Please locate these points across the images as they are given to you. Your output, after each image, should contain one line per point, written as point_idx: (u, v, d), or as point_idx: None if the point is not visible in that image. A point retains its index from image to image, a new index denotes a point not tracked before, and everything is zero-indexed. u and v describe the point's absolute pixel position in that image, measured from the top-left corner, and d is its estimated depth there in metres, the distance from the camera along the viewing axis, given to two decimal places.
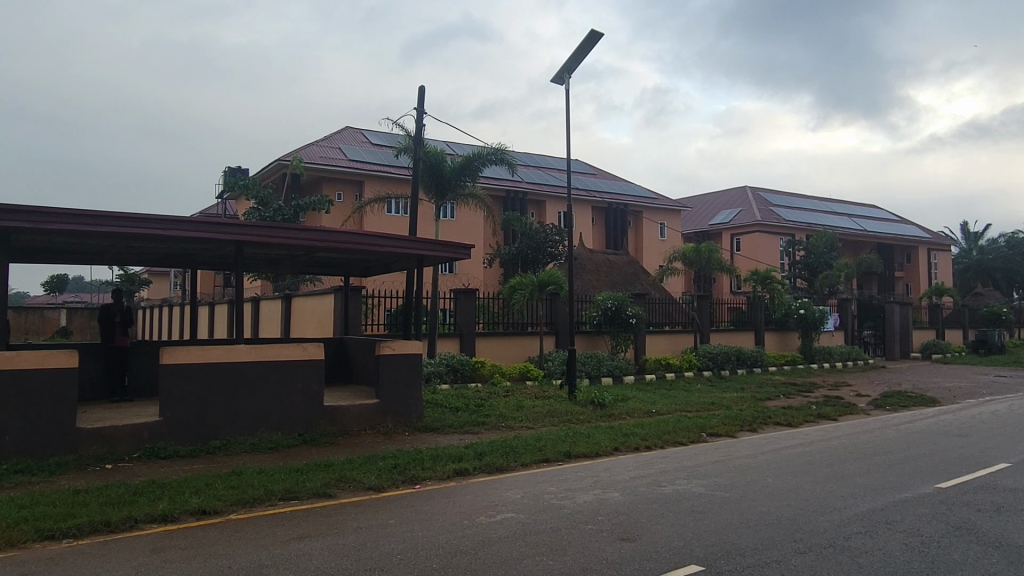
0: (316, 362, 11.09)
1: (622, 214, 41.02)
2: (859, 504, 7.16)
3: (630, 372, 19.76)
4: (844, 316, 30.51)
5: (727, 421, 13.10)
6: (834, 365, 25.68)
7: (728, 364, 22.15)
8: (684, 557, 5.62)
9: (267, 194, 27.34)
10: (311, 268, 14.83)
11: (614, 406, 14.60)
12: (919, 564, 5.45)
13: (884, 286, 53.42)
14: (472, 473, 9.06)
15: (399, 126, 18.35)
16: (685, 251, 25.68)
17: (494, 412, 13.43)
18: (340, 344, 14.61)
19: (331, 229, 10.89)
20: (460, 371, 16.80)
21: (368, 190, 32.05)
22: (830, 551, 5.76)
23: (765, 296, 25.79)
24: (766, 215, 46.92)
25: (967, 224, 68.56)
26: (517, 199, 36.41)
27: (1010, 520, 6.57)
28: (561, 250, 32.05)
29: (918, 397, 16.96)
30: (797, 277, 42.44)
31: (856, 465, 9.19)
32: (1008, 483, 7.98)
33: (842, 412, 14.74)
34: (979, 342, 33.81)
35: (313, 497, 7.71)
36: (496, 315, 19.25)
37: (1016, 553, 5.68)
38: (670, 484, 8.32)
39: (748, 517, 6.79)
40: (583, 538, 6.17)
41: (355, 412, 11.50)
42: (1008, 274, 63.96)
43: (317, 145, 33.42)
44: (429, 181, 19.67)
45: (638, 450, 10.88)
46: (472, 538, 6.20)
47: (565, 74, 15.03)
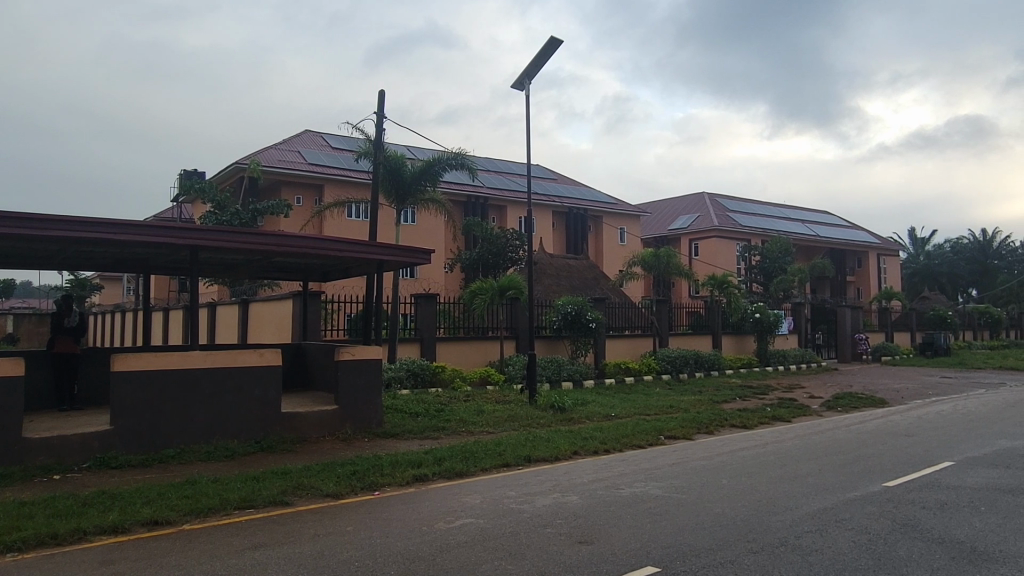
0: (274, 368, 10.94)
1: (582, 219, 41.41)
2: (810, 503, 7.34)
3: (590, 377, 19.84)
4: (798, 320, 31.22)
5: (684, 424, 13.32)
6: (788, 367, 26.36)
7: (686, 367, 22.50)
8: (641, 559, 5.72)
9: (224, 198, 26.91)
10: (268, 273, 14.62)
11: (574, 410, 14.70)
12: (866, 561, 5.61)
13: (836, 290, 54.89)
14: (432, 478, 9.05)
15: (359, 130, 18.30)
16: (643, 255, 25.91)
17: (454, 417, 13.40)
18: (298, 350, 14.44)
19: (288, 233, 10.75)
20: (420, 375, 16.77)
21: (328, 194, 31.73)
22: (782, 550, 5.90)
23: (722, 300, 26.20)
24: (724, 220, 47.80)
25: (913, 230, 70.97)
26: (478, 204, 36.61)
27: (952, 516, 6.82)
28: (521, 255, 32.32)
29: (869, 398, 17.43)
30: (754, 281, 43.25)
31: (809, 465, 9.43)
32: (952, 480, 8.30)
33: (796, 413, 15.15)
34: (926, 344, 34.94)
35: (270, 505, 7.61)
36: (457, 320, 19.28)
37: (957, 549, 5.90)
38: (629, 486, 8.47)
39: (704, 518, 6.92)
40: (541, 542, 6.21)
41: (314, 418, 11.37)
42: (953, 279, 66.36)
43: (275, 148, 32.99)
44: (389, 185, 19.50)
45: (598, 454, 10.97)
46: (431, 544, 6.18)
47: (525, 80, 15.12)
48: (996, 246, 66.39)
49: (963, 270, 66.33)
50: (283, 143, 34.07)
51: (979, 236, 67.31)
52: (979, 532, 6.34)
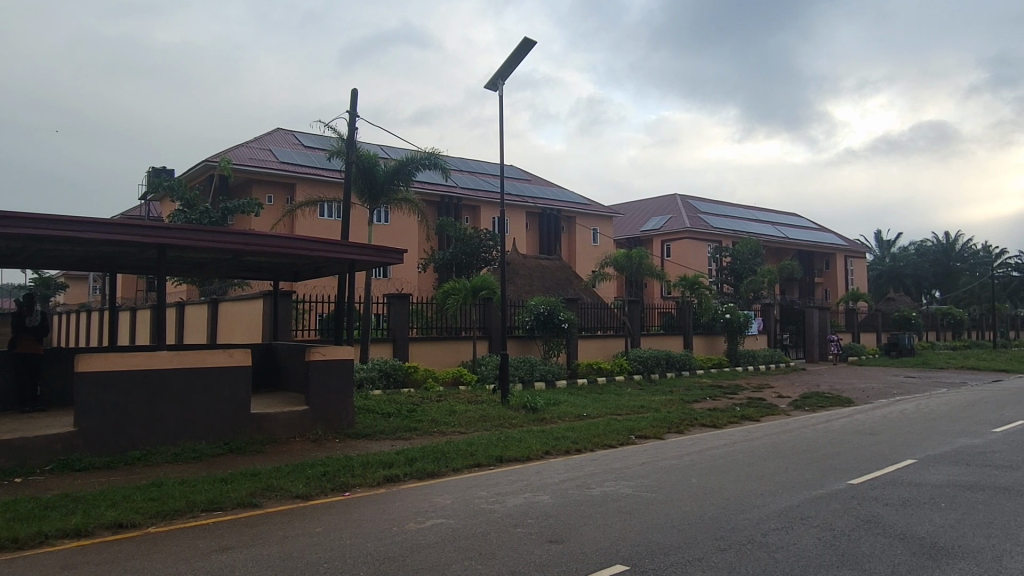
0: (244, 368, 10.82)
1: (556, 220, 41.54)
2: (777, 501, 7.46)
3: (562, 377, 19.91)
4: (767, 320, 31.63)
5: (655, 423, 13.43)
6: (758, 368, 26.67)
7: (657, 367, 22.69)
8: (611, 558, 5.75)
9: (193, 196, 26.53)
10: (238, 272, 14.45)
11: (546, 410, 14.74)
12: (831, 558, 5.71)
13: (804, 292, 55.71)
14: (403, 478, 9.02)
15: (332, 128, 18.19)
16: (616, 256, 26.06)
17: (425, 418, 13.36)
18: (268, 350, 14.29)
19: (259, 232, 10.64)
20: (393, 376, 16.70)
21: (300, 193, 31.45)
22: (749, 548, 5.97)
23: (692, 301, 26.45)
24: (695, 222, 48.27)
25: (879, 233, 72.27)
26: (451, 204, 36.53)
27: (914, 513, 6.97)
28: (494, 255, 32.32)
29: (835, 397, 17.70)
30: (724, 283, 43.69)
31: (776, 464, 9.56)
32: (914, 478, 8.49)
33: (765, 412, 15.36)
34: (891, 344, 35.62)
35: (238, 507, 7.52)
36: (430, 320, 19.24)
37: (918, 545, 6.03)
38: (600, 485, 8.53)
39: (673, 517, 6.97)
40: (512, 541, 6.23)
41: (284, 419, 11.27)
42: (917, 280, 67.73)
43: (246, 146, 32.59)
44: (362, 184, 19.37)
45: (569, 453, 11.03)
46: (402, 544, 6.18)
47: (499, 81, 15.14)
48: (959, 249, 67.88)
49: (927, 272, 67.72)
50: (254, 141, 33.65)
51: (942, 239, 68.88)
52: (940, 528, 6.48)
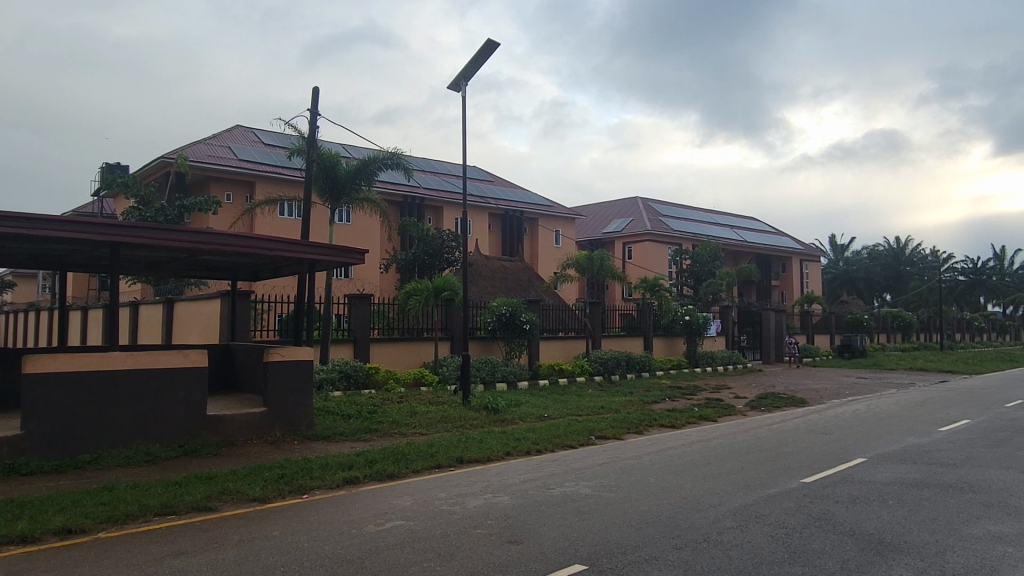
0: (199, 369, 10.62)
1: (518, 222, 41.64)
2: (732, 500, 7.60)
3: (524, 378, 19.98)
4: (725, 322, 32.15)
5: (615, 424, 13.56)
6: (716, 369, 27.11)
7: (618, 369, 22.93)
8: (569, 558, 5.79)
9: (148, 193, 25.93)
10: (194, 272, 14.18)
11: (507, 411, 14.78)
12: (782, 555, 5.85)
13: (762, 294, 56.77)
14: (363, 480, 8.96)
15: (293, 126, 17.97)
16: (577, 258, 26.21)
17: (386, 419, 13.28)
18: (226, 351, 14.05)
19: (217, 231, 10.48)
20: (353, 377, 16.56)
21: (260, 192, 30.98)
22: (704, 546, 6.08)
23: (653, 303, 26.77)
24: (656, 224, 48.83)
25: (834, 237, 74.04)
26: (414, 205, 36.36)
27: (862, 510, 7.17)
28: (457, 256, 32.25)
29: (790, 398, 18.11)
30: (684, 285, 44.27)
31: (733, 463, 9.75)
32: (864, 476, 8.73)
33: (722, 413, 15.62)
34: (844, 346, 36.52)
35: (192, 511, 7.39)
36: (392, 321, 19.13)
37: (866, 541, 6.22)
38: (559, 486, 8.57)
39: (630, 516, 7.06)
40: (471, 543, 6.23)
41: (241, 421, 11.10)
42: (869, 284, 69.56)
43: (204, 143, 31.98)
44: (323, 184, 19.17)
45: (530, 454, 11.08)
46: (360, 546, 6.15)
47: (462, 82, 15.12)
48: (909, 253, 69.89)
49: (879, 276, 69.57)
50: (212, 138, 33.03)
51: (893, 243, 70.91)
52: (887, 524, 6.69)
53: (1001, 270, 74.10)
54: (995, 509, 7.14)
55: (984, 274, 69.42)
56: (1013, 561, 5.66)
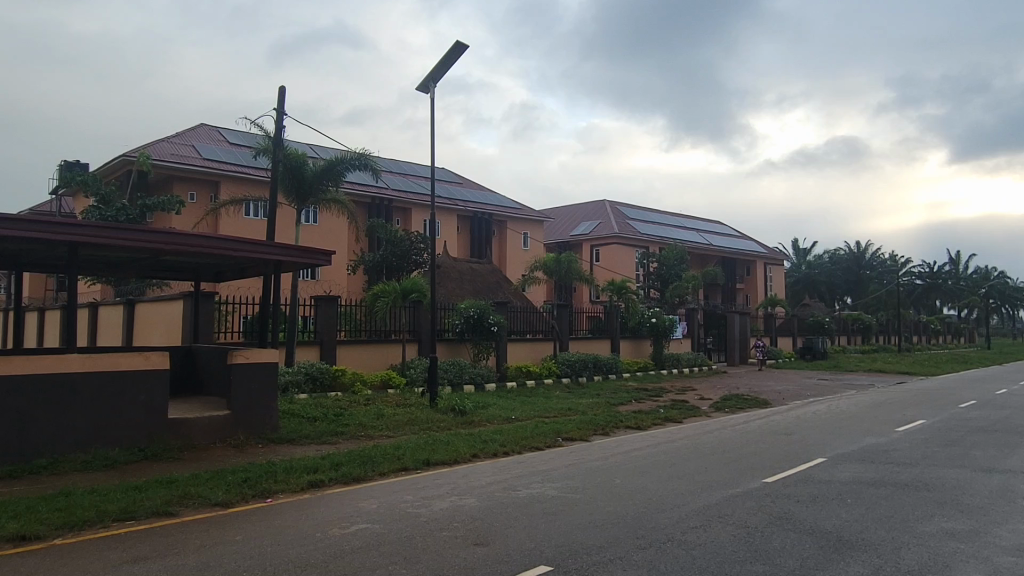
0: (161, 371, 10.43)
1: (487, 224, 41.66)
2: (696, 500, 7.70)
3: (491, 380, 19.98)
4: (691, 325, 32.53)
5: (581, 426, 13.63)
6: (681, 371, 27.42)
7: (585, 371, 23.07)
8: (534, 559, 5.81)
9: (109, 192, 25.37)
10: (155, 272, 13.92)
11: (474, 413, 14.78)
12: (744, 553, 5.95)
13: (727, 297, 57.58)
14: (328, 484, 8.88)
15: (258, 125, 17.74)
16: (545, 260, 26.27)
17: (352, 422, 13.16)
18: (188, 353, 13.82)
19: (179, 230, 10.31)
20: (319, 379, 16.40)
21: (224, 192, 30.53)
22: (667, 546, 6.15)
23: (620, 305, 26.98)
24: (623, 228, 49.22)
25: (796, 242, 75.48)
26: (382, 206, 36.15)
27: (822, 509, 7.31)
28: (425, 258, 32.13)
29: (752, 399, 18.43)
30: (651, 288, 44.71)
31: (697, 464, 9.88)
32: (824, 475, 8.91)
33: (687, 414, 15.81)
34: (806, 348, 37.23)
35: (152, 516, 7.25)
36: (358, 322, 18.99)
37: (825, 539, 6.35)
38: (525, 488, 8.59)
39: (595, 517, 7.12)
40: (436, 545, 6.22)
41: (203, 424, 10.93)
42: (830, 287, 71.05)
43: (167, 141, 31.39)
44: (289, 184, 18.98)
45: (497, 456, 11.10)
46: (324, 550, 6.08)
47: (430, 83, 15.10)
48: (869, 258, 71.46)
49: (840, 280, 71.07)
50: (176, 136, 32.43)
51: (853, 248, 72.46)
52: (845, 522, 6.83)
53: (956, 275, 76.25)
54: (947, 506, 7.35)
55: (940, 278, 71.32)
56: (963, 556, 5.83)
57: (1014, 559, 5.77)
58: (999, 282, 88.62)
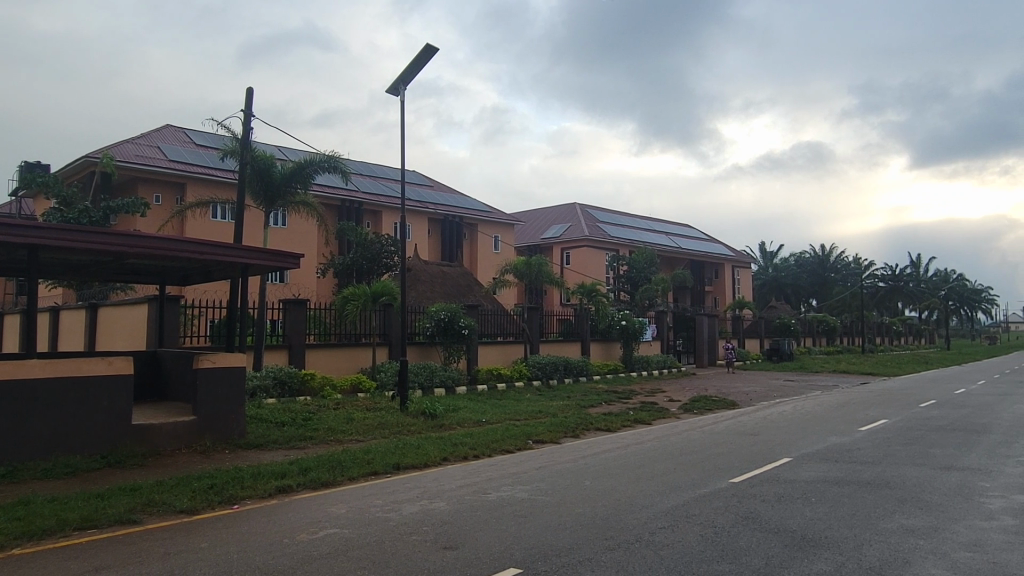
0: (125, 377, 10.24)
1: (457, 227, 41.60)
2: (664, 501, 7.77)
3: (462, 383, 19.95)
4: (660, 327, 32.80)
5: (552, 428, 13.68)
6: (651, 373, 27.65)
7: (555, 373, 23.15)
8: (504, 562, 5.82)
9: (70, 194, 24.85)
10: (119, 276, 13.66)
11: (445, 416, 14.75)
12: (711, 552, 6.03)
13: (695, 300, 58.15)
14: (296, 489, 8.79)
15: (225, 127, 17.53)
16: (516, 264, 26.30)
17: (322, 426, 13.05)
18: (152, 357, 13.58)
19: (144, 233, 10.14)
20: (288, 384, 16.22)
21: (191, 194, 30.10)
22: (636, 546, 6.20)
23: (590, 308, 27.13)
24: (594, 231, 49.50)
25: (763, 245, 76.60)
26: (352, 209, 35.91)
27: (787, 508, 7.43)
28: (396, 261, 31.99)
29: (720, 401, 18.66)
30: (621, 290, 45.02)
31: (665, 465, 9.96)
32: (789, 475, 9.06)
33: (655, 415, 15.97)
34: (772, 350, 37.76)
35: (115, 524, 7.12)
36: (328, 326, 18.83)
37: (790, 537, 6.45)
38: (495, 491, 8.59)
39: (565, 519, 7.14)
40: (406, 550, 6.20)
41: (169, 430, 10.75)
42: (796, 289, 72.18)
43: (131, 142, 30.82)
44: (257, 186, 18.77)
45: (467, 459, 11.09)
46: (291, 557, 6.02)
47: (401, 86, 15.05)
48: (834, 261, 72.75)
49: (806, 282, 72.25)
50: (140, 137, 31.85)
51: (818, 251, 73.71)
52: (810, 521, 6.95)
53: (917, 277, 78.04)
54: (907, 503, 7.53)
55: (901, 280, 72.91)
56: (923, 552, 5.97)
57: (971, 554, 5.93)
58: (957, 284, 90.92)
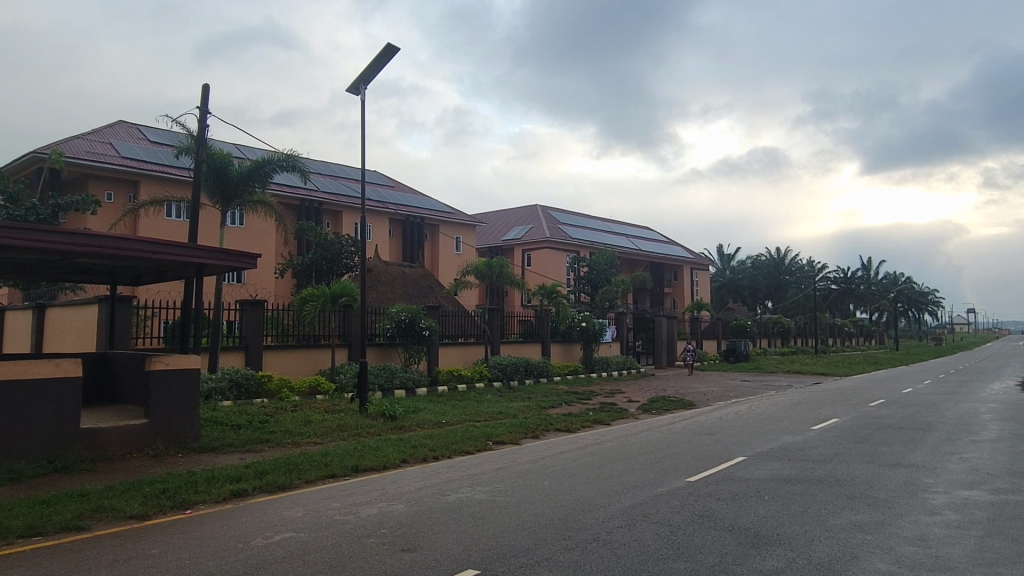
0: (73, 380, 9.94)
1: (419, 228, 41.43)
2: (621, 500, 7.86)
3: (423, 385, 19.86)
4: (620, 328, 33.12)
5: (512, 429, 13.70)
6: (610, 374, 27.90)
7: (516, 374, 23.19)
8: (462, 563, 5.82)
9: (17, 192, 24.07)
10: (68, 275, 13.28)
11: (405, 418, 14.66)
12: (666, 551, 6.12)
13: (654, 301, 58.84)
14: (252, 493, 8.66)
15: (180, 124, 17.16)
16: (477, 265, 26.28)
17: (279, 429, 12.88)
18: (102, 360, 13.22)
19: (93, 232, 9.88)
20: (244, 386, 15.93)
21: (144, 192, 29.40)
22: (593, 546, 6.26)
23: (551, 309, 27.25)
24: (555, 232, 49.75)
25: (721, 247, 77.94)
26: (311, 208, 35.48)
27: (741, 506, 7.57)
28: (356, 261, 31.72)
29: (679, 401, 18.95)
30: (581, 292, 45.34)
31: (623, 465, 10.07)
32: (744, 474, 9.23)
33: (614, 415, 16.15)
34: (729, 351, 38.43)
35: (61, 531, 6.92)
36: (286, 328, 18.58)
37: (743, 535, 6.58)
38: (454, 492, 8.57)
39: (524, 520, 7.17)
40: (363, 553, 6.15)
41: (119, 434, 10.49)
42: (752, 291, 73.61)
43: (82, 139, 29.98)
44: (213, 185, 18.44)
45: (426, 461, 11.05)
46: (247, 562, 5.92)
47: (361, 86, 14.94)
48: (788, 263, 74.37)
49: (761, 284, 73.72)
50: (92, 133, 31.03)
51: (774, 254, 75.28)
52: (762, 518, 7.10)
53: (868, 280, 80.18)
54: (857, 500, 7.73)
55: (853, 282, 74.88)
56: (870, 547, 6.14)
57: (915, 548, 6.11)
58: (906, 286, 93.65)
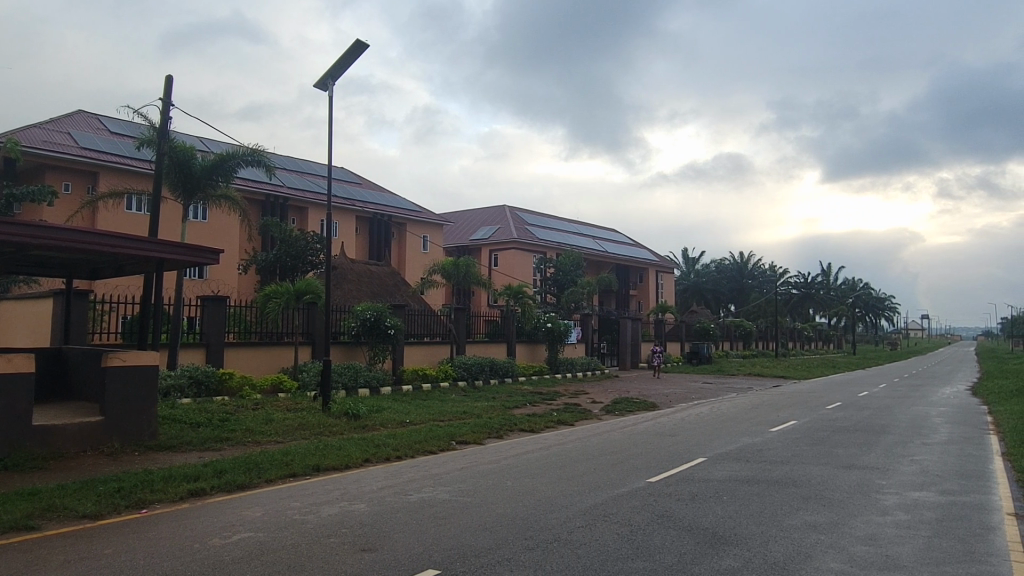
0: (25, 376, 9.69)
1: (385, 226, 41.15)
2: (583, 500, 7.93)
3: (387, 384, 19.74)
4: (585, 329, 33.31)
5: (476, 429, 13.70)
6: (574, 374, 28.04)
7: (481, 374, 23.18)
8: (422, 563, 5.81)
9: None
10: (21, 268, 12.94)
11: (368, 417, 14.56)
12: (626, 550, 6.18)
13: (620, 303, 59.30)
14: (209, 492, 8.52)
15: (143, 115, 16.80)
16: (443, 264, 26.21)
17: (239, 427, 12.68)
18: (57, 356, 12.89)
19: (50, 223, 9.63)
20: (205, 383, 15.66)
21: (103, 184, 28.72)
22: (554, 546, 6.30)
23: (517, 309, 27.30)
24: (522, 233, 49.83)
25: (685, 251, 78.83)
26: (276, 204, 35.00)
27: (700, 506, 7.68)
28: (321, 258, 31.40)
29: (641, 402, 19.13)
30: (548, 293, 45.48)
31: (586, 466, 10.15)
32: (703, 474, 9.37)
33: (578, 416, 16.25)
34: (692, 353, 38.93)
35: (9, 531, 6.73)
36: (249, 324, 18.30)
37: (702, 534, 6.68)
38: (416, 492, 8.54)
39: (486, 520, 7.17)
40: (322, 553, 6.09)
41: (73, 431, 10.24)
42: (715, 295, 74.60)
43: (39, 128, 29.18)
44: (174, 178, 18.09)
45: (389, 460, 10.99)
46: (203, 563, 5.82)
47: (329, 81, 14.79)
48: (751, 268, 75.51)
49: (724, 288, 74.76)
50: (49, 122, 30.21)
51: (737, 258, 76.38)
52: (720, 518, 7.22)
53: (828, 285, 81.82)
54: (811, 501, 7.89)
55: (813, 287, 76.34)
56: (823, 547, 6.27)
57: (866, 547, 6.27)
58: (864, 292, 95.75)
